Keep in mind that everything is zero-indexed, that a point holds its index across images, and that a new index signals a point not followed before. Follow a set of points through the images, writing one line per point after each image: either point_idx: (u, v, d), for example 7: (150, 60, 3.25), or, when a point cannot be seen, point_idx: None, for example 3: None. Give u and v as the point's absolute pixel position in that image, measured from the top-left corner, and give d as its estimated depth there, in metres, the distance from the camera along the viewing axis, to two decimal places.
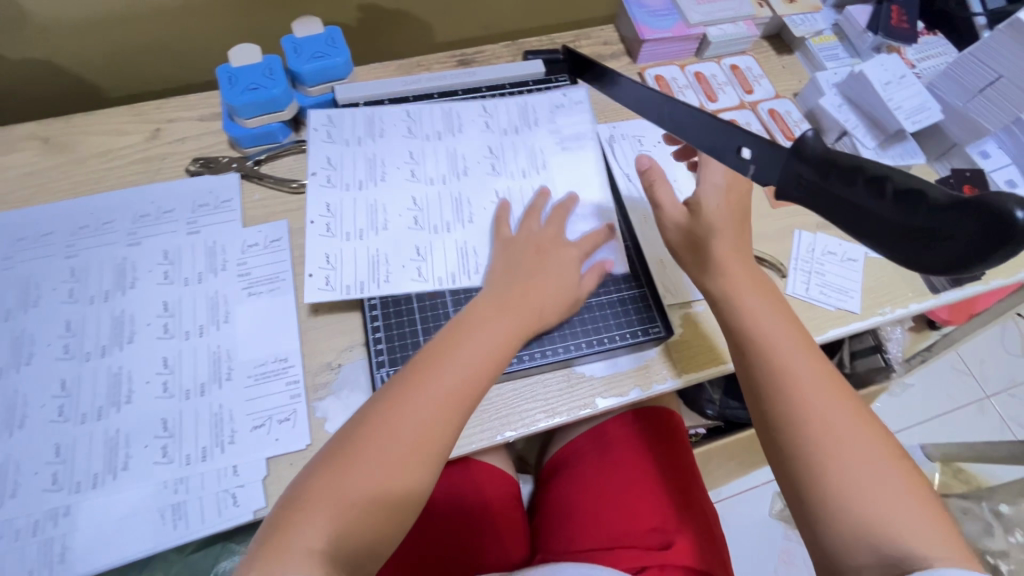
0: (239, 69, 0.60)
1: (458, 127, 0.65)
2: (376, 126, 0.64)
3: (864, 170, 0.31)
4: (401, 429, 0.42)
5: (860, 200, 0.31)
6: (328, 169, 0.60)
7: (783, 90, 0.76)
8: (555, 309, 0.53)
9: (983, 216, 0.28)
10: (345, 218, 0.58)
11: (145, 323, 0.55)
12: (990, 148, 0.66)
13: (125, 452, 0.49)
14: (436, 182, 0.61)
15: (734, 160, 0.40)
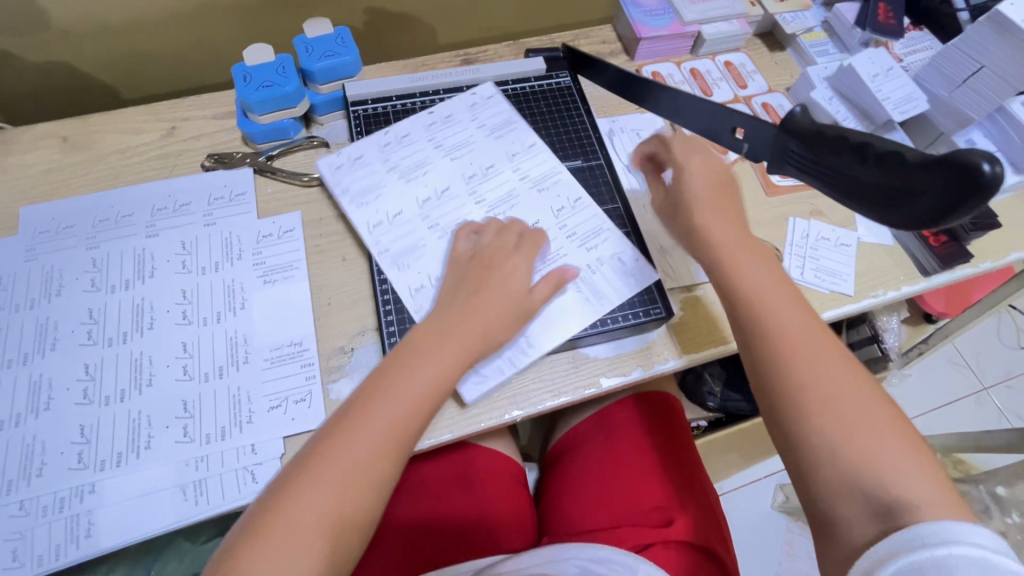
0: (255, 68, 0.63)
1: (556, 172, 0.66)
2: (507, 129, 0.69)
3: (849, 139, 0.40)
4: (358, 446, 0.42)
5: (847, 165, 0.40)
6: (436, 119, 0.69)
7: (776, 85, 0.79)
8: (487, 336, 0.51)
9: (953, 171, 0.34)
10: (398, 155, 0.66)
11: (165, 310, 0.57)
12: (976, 138, 0.68)
13: (147, 432, 0.51)
14: (473, 181, 0.65)
15: (728, 139, 0.49)
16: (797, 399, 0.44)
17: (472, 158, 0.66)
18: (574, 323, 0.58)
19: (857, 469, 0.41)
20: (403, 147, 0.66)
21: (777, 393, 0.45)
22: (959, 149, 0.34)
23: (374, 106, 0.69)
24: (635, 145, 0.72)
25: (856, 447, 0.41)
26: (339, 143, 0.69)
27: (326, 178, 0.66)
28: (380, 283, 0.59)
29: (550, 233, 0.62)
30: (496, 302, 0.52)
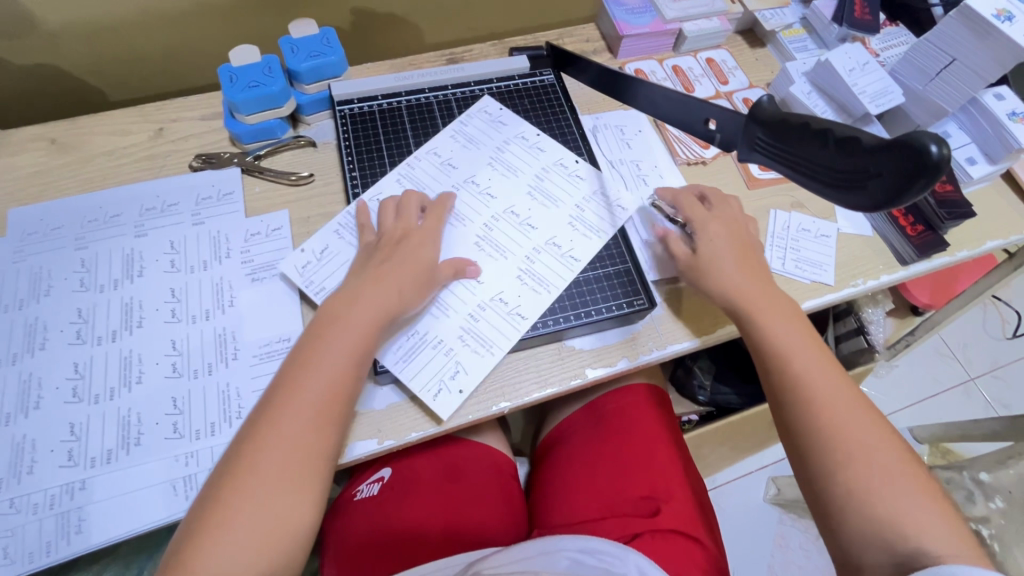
0: (241, 68, 0.64)
1: (533, 275, 0.60)
2: (546, 194, 0.65)
3: (810, 125, 0.41)
4: (287, 438, 0.45)
5: (809, 151, 0.41)
6: (524, 142, 0.69)
7: (757, 81, 0.81)
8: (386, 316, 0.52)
9: (906, 153, 0.36)
10: (470, 140, 0.69)
11: (154, 308, 0.57)
12: (950, 129, 0.71)
13: (137, 429, 0.52)
14: (483, 185, 0.65)
15: (702, 129, 0.50)
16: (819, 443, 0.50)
17: (504, 188, 0.65)
18: (420, 358, 0.55)
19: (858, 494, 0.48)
20: (470, 133, 0.69)
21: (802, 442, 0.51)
22: (909, 133, 0.36)
23: (360, 105, 0.70)
24: (619, 141, 0.73)
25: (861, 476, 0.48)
26: (326, 142, 0.69)
27: (313, 176, 0.67)
28: None
29: (501, 272, 0.60)
30: (400, 279, 0.54)
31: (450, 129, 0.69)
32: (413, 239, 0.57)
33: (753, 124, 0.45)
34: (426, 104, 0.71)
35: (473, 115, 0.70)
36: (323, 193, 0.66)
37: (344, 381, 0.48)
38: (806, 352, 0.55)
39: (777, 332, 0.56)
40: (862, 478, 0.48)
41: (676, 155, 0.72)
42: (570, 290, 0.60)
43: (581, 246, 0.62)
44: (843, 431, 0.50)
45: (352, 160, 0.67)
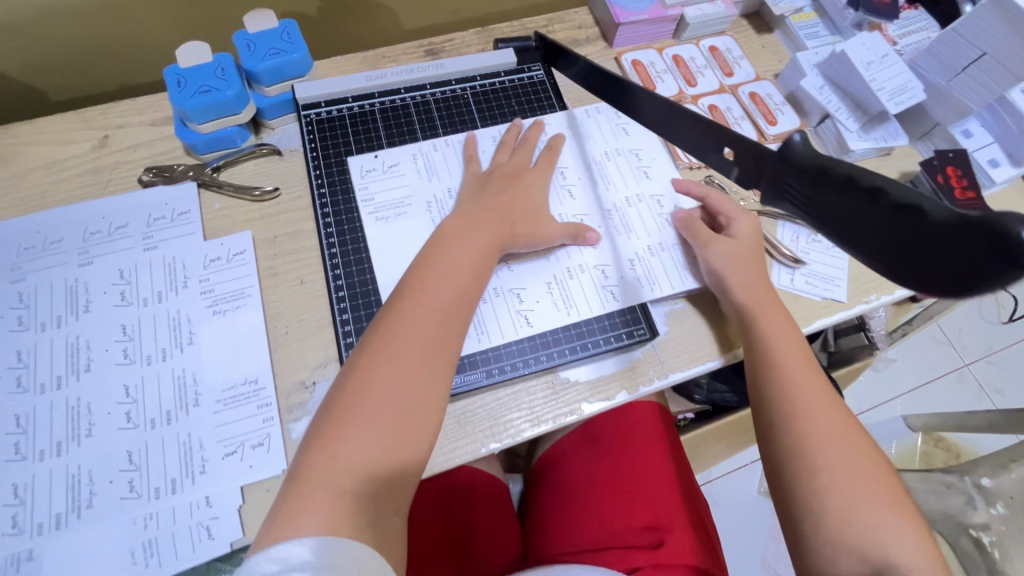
0: (189, 71, 0.56)
1: (563, 290, 0.57)
2: (627, 217, 0.61)
3: (856, 180, 0.31)
4: (388, 369, 0.45)
5: (852, 213, 0.31)
6: (639, 159, 0.65)
7: (764, 72, 0.74)
8: (471, 259, 0.52)
9: (984, 235, 0.27)
10: (596, 134, 0.66)
11: (102, 349, 0.51)
12: (973, 127, 0.65)
13: (88, 489, 0.47)
14: (581, 172, 0.63)
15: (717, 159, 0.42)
16: (799, 455, 0.49)
17: (590, 197, 0.62)
18: (492, 321, 0.55)
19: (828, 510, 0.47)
20: (596, 127, 0.66)
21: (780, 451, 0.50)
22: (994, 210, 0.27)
23: (327, 109, 0.63)
24: (621, 135, 0.66)
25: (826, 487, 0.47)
26: (292, 149, 0.62)
27: (278, 191, 0.60)
28: (338, 305, 0.55)
29: (569, 264, 0.58)
30: (512, 211, 0.56)
31: (574, 117, 0.66)
32: (524, 180, 0.59)
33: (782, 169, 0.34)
34: (402, 105, 0.65)
35: (601, 112, 0.67)
36: (289, 210, 0.60)
37: (435, 322, 0.48)
38: (796, 361, 0.52)
39: (775, 327, 0.53)
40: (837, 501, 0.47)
41: (677, 158, 0.65)
42: (599, 316, 0.57)
43: (629, 289, 0.58)
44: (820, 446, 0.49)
45: (319, 172, 0.61)
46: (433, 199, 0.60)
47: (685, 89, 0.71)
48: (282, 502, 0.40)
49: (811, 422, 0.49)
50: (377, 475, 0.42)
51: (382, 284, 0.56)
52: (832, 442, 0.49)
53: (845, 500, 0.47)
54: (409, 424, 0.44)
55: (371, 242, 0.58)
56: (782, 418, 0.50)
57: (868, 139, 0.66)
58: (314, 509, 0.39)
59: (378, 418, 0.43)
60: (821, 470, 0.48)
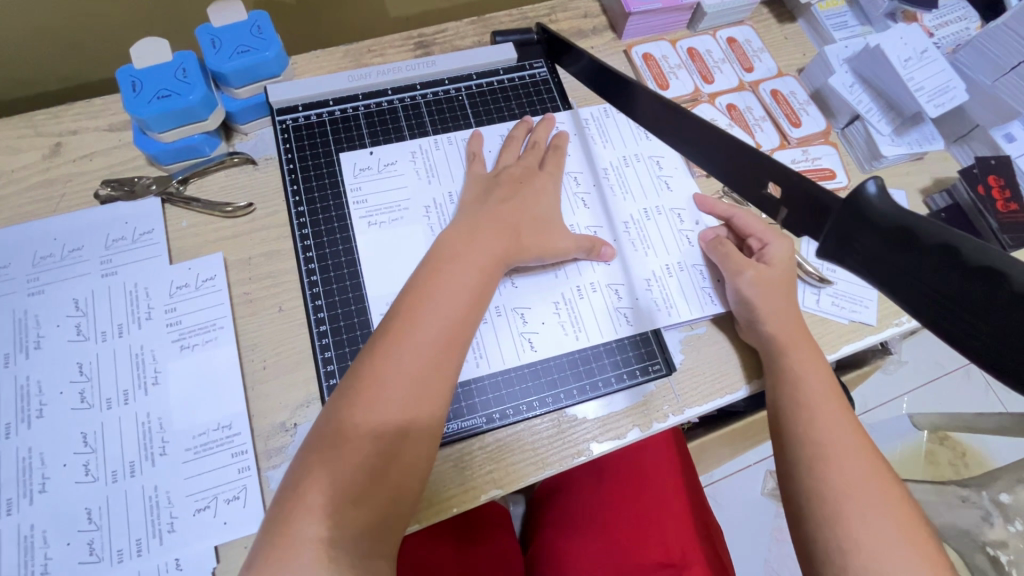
0: (146, 72, 0.49)
1: (571, 311, 0.52)
2: (641, 230, 0.56)
3: (960, 253, 0.23)
4: (382, 404, 0.39)
5: (961, 297, 0.23)
6: (654, 166, 0.59)
7: (786, 67, 0.68)
8: (472, 277, 0.46)
9: None
10: (609, 136, 0.60)
11: (57, 392, 0.46)
12: (1015, 131, 0.60)
13: (42, 553, 0.42)
14: (591, 176, 0.57)
15: (759, 196, 0.35)
16: (830, 504, 0.42)
17: (603, 206, 0.56)
18: (494, 348, 0.50)
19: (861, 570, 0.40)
20: (610, 128, 0.60)
21: (800, 496, 0.44)
22: None
23: (306, 114, 0.57)
24: (636, 137, 0.60)
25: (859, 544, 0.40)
26: (268, 158, 0.56)
27: (253, 206, 0.54)
28: (319, 340, 0.49)
29: (579, 282, 0.53)
30: (518, 221, 0.50)
31: (584, 117, 0.60)
32: (522, 194, 0.52)
33: (853, 227, 0.27)
34: (390, 109, 0.58)
35: (614, 114, 0.61)
36: (265, 227, 0.54)
37: (439, 347, 0.42)
38: (823, 396, 0.47)
39: (797, 359, 0.48)
40: (869, 557, 0.40)
41: (694, 166, 0.59)
42: (613, 343, 0.52)
43: (644, 313, 0.53)
44: (848, 493, 0.42)
45: (297, 188, 0.54)
46: (432, 205, 0.54)
47: (701, 87, 0.65)
48: (259, 550, 0.35)
49: (839, 464, 0.43)
50: (361, 524, 0.37)
51: (372, 299, 0.50)
52: (863, 490, 0.42)
53: (879, 557, 0.40)
54: (395, 475, 0.39)
55: (362, 250, 0.52)
56: (806, 461, 0.44)
57: (902, 144, 0.60)
58: (298, 565, 0.34)
59: (356, 465, 0.37)
60: (849, 520, 0.41)
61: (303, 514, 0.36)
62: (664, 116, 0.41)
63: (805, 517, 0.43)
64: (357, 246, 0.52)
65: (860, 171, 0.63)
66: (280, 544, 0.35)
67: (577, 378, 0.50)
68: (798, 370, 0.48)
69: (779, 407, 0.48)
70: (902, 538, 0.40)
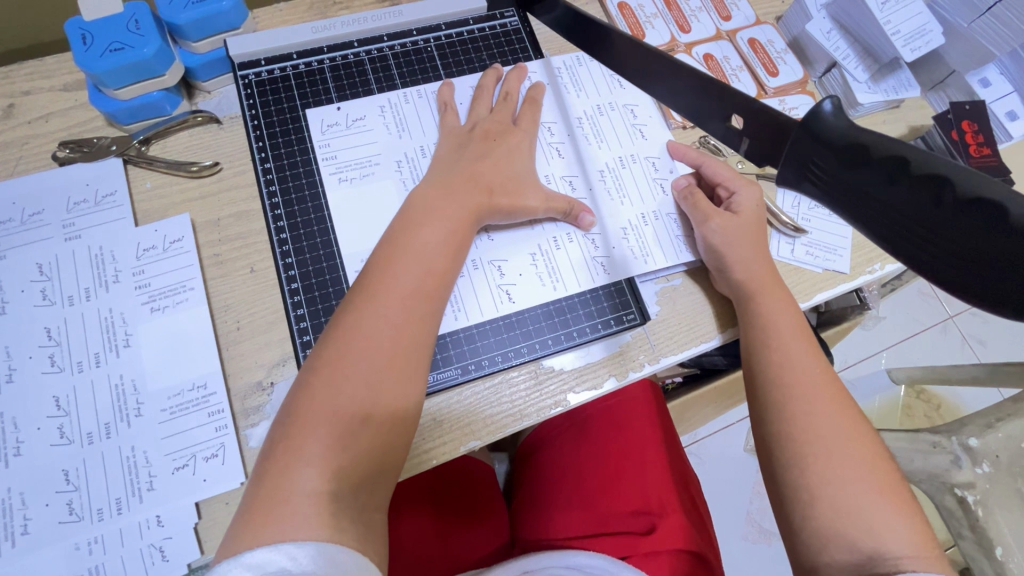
0: (97, 24, 0.47)
1: (548, 262, 0.52)
2: (616, 179, 0.55)
3: (908, 165, 0.24)
4: (361, 355, 0.39)
5: (908, 209, 0.24)
6: (629, 115, 0.58)
7: (764, 15, 0.66)
8: (444, 233, 0.45)
9: None
10: (584, 85, 0.59)
11: (26, 357, 0.45)
12: (990, 76, 0.60)
13: (21, 514, 0.42)
14: (565, 126, 0.57)
15: (724, 131, 0.35)
16: (798, 444, 0.43)
17: (578, 156, 0.56)
18: (469, 300, 0.50)
19: (830, 503, 0.41)
20: (585, 77, 0.59)
21: (774, 439, 0.45)
22: None
23: (269, 68, 0.55)
24: (608, 88, 0.59)
25: (827, 479, 0.42)
26: (232, 116, 0.54)
27: (219, 165, 0.53)
28: (292, 298, 0.49)
29: (556, 235, 0.52)
30: (489, 179, 0.49)
31: (559, 66, 0.59)
32: (493, 149, 0.51)
33: (810, 150, 0.28)
34: (357, 61, 0.56)
35: (590, 62, 0.60)
36: (233, 187, 0.52)
37: (414, 301, 0.42)
38: (796, 341, 0.47)
39: (772, 308, 0.49)
40: (834, 488, 0.41)
41: (669, 116, 0.59)
42: (591, 294, 0.52)
43: (618, 261, 0.53)
44: (818, 433, 0.43)
45: (263, 145, 0.53)
46: (403, 158, 0.53)
47: (678, 36, 0.63)
48: (250, 506, 0.34)
49: (811, 406, 0.44)
50: (351, 476, 0.37)
51: (345, 256, 0.50)
52: (835, 429, 0.43)
53: (841, 489, 0.41)
54: (381, 428, 0.39)
55: (332, 208, 0.51)
56: (779, 403, 0.45)
57: (878, 91, 0.59)
58: (284, 514, 0.34)
59: (346, 417, 0.37)
60: (816, 459, 0.42)
61: (291, 464, 0.35)
62: (632, 57, 0.41)
63: (776, 457, 0.44)
64: (326, 201, 0.51)
65: None
66: (263, 495, 0.35)
67: (554, 328, 0.50)
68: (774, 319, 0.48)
69: (754, 353, 0.48)
70: (868, 477, 0.41)
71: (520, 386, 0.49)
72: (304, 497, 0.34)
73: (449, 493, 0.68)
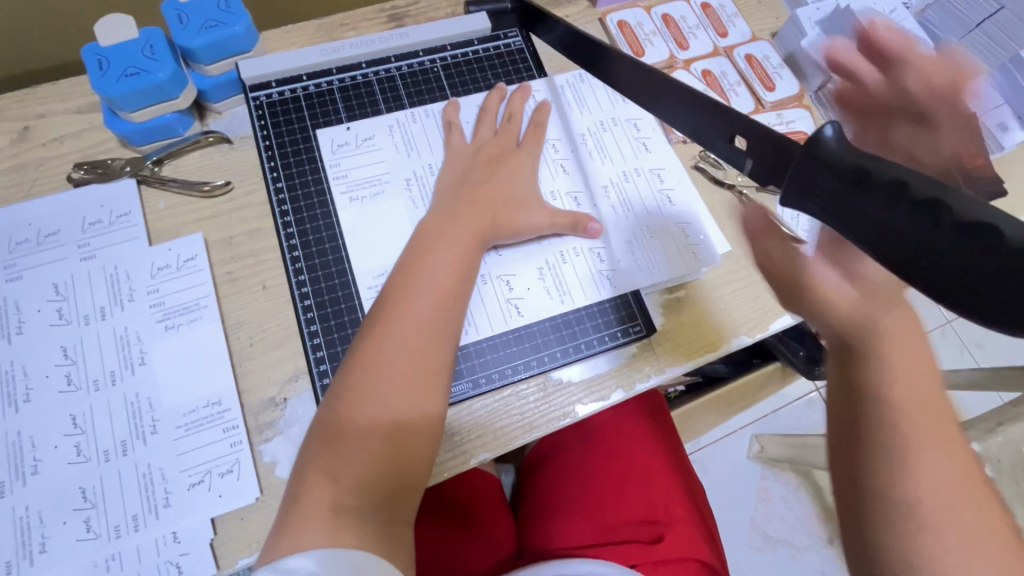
0: (113, 49, 0.49)
1: (555, 276, 0.53)
2: (620, 193, 0.57)
3: (909, 190, 0.26)
4: (383, 377, 0.41)
5: (908, 230, 0.26)
6: (631, 131, 0.59)
7: (760, 31, 0.68)
8: (455, 256, 0.47)
9: None
10: (588, 102, 0.60)
11: (42, 376, 0.46)
12: None
13: (39, 532, 0.42)
14: (569, 143, 0.58)
15: (727, 150, 0.36)
16: None
17: (582, 172, 0.57)
18: (478, 315, 0.50)
19: None
20: (588, 95, 0.60)
21: None
22: None
23: (279, 90, 0.56)
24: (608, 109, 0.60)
25: None
26: (243, 136, 0.55)
27: (231, 184, 0.54)
28: (304, 315, 0.50)
29: (565, 251, 0.53)
30: (494, 199, 0.51)
31: (563, 84, 0.60)
32: (499, 169, 0.53)
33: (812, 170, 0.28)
34: (365, 82, 0.58)
35: (594, 78, 0.61)
36: (244, 206, 0.53)
37: (430, 324, 0.43)
38: None
39: None
40: None
41: (671, 132, 0.60)
42: (598, 307, 0.53)
43: (623, 273, 0.54)
44: None
45: (274, 164, 0.54)
46: (411, 176, 0.54)
47: (677, 54, 0.65)
48: (283, 520, 0.37)
49: None
50: (374, 491, 0.39)
51: (356, 273, 0.51)
52: None
53: None
54: (402, 447, 0.40)
55: (343, 225, 0.52)
56: None
57: None
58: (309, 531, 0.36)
59: (368, 438, 0.40)
60: None
61: (317, 480, 0.38)
62: (636, 78, 0.42)
63: None
64: (337, 219, 0.52)
65: None
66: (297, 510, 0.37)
67: (562, 341, 0.51)
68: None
69: None
70: None
71: (529, 399, 0.50)
72: (321, 511, 0.37)
73: (458, 507, 0.68)
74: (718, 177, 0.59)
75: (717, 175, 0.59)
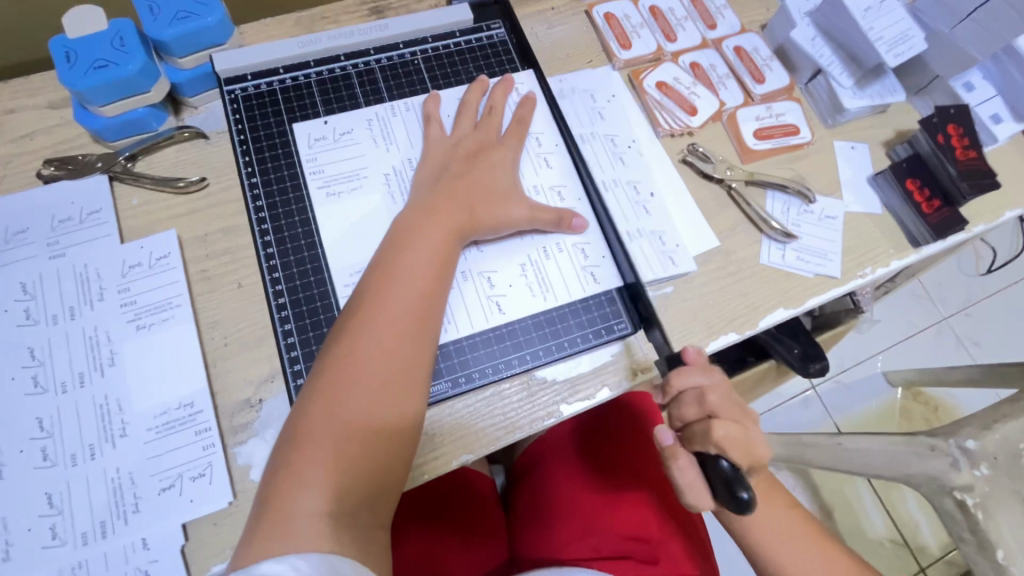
0: (81, 42, 0.47)
1: (538, 272, 0.51)
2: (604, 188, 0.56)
3: None
4: (357, 378, 0.40)
5: None
6: (614, 127, 0.58)
7: (750, 23, 0.67)
8: (434, 253, 0.45)
9: None
10: (572, 98, 0.59)
11: (8, 378, 0.45)
12: (974, 80, 0.60)
13: (3, 540, 0.41)
14: (552, 138, 0.57)
15: None
16: None
17: (565, 166, 0.56)
18: (458, 313, 0.49)
19: None
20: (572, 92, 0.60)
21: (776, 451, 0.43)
22: None
23: (255, 83, 0.55)
24: (590, 109, 0.59)
25: None
26: (220, 132, 0.54)
27: (206, 180, 0.52)
28: (279, 314, 0.48)
29: (547, 247, 0.52)
30: (473, 194, 0.50)
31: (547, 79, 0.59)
32: (480, 164, 0.52)
33: None
34: (343, 75, 0.56)
35: (579, 75, 0.60)
36: (220, 203, 0.52)
37: (407, 322, 0.42)
38: None
39: None
40: None
41: (658, 125, 0.59)
42: (583, 305, 0.51)
43: (606, 269, 0.53)
44: None
45: (249, 159, 0.52)
46: (390, 171, 0.53)
47: (665, 46, 0.63)
48: (254, 528, 0.35)
49: None
50: (352, 494, 0.37)
51: (332, 270, 0.49)
52: None
53: None
54: (379, 448, 0.39)
55: (320, 221, 0.51)
56: None
57: (864, 96, 0.60)
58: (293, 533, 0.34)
59: (343, 441, 0.38)
60: None
61: (291, 485, 0.36)
62: None
63: None
64: (313, 215, 0.51)
65: (825, 126, 0.63)
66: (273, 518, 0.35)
67: (545, 339, 0.50)
68: (713, 400, 0.44)
69: None
70: None
71: (512, 400, 0.48)
72: (305, 518, 0.35)
73: (448, 507, 0.67)
74: (705, 170, 0.58)
75: (705, 168, 0.58)
